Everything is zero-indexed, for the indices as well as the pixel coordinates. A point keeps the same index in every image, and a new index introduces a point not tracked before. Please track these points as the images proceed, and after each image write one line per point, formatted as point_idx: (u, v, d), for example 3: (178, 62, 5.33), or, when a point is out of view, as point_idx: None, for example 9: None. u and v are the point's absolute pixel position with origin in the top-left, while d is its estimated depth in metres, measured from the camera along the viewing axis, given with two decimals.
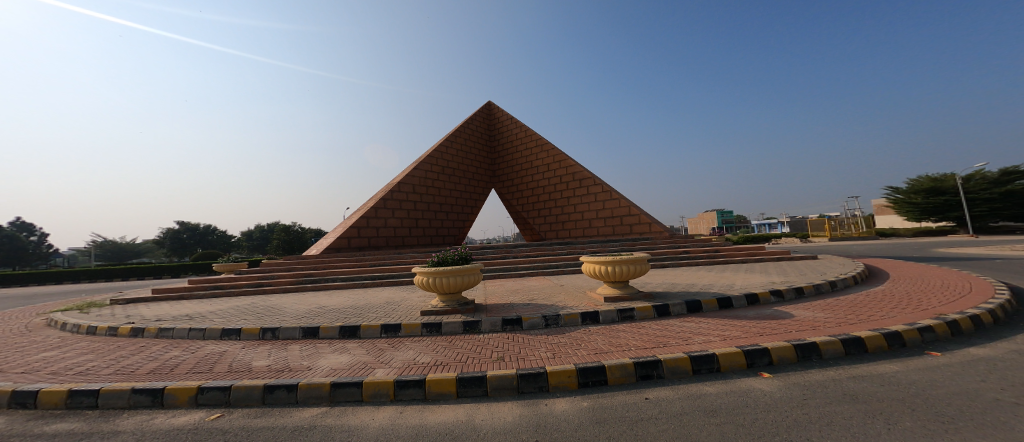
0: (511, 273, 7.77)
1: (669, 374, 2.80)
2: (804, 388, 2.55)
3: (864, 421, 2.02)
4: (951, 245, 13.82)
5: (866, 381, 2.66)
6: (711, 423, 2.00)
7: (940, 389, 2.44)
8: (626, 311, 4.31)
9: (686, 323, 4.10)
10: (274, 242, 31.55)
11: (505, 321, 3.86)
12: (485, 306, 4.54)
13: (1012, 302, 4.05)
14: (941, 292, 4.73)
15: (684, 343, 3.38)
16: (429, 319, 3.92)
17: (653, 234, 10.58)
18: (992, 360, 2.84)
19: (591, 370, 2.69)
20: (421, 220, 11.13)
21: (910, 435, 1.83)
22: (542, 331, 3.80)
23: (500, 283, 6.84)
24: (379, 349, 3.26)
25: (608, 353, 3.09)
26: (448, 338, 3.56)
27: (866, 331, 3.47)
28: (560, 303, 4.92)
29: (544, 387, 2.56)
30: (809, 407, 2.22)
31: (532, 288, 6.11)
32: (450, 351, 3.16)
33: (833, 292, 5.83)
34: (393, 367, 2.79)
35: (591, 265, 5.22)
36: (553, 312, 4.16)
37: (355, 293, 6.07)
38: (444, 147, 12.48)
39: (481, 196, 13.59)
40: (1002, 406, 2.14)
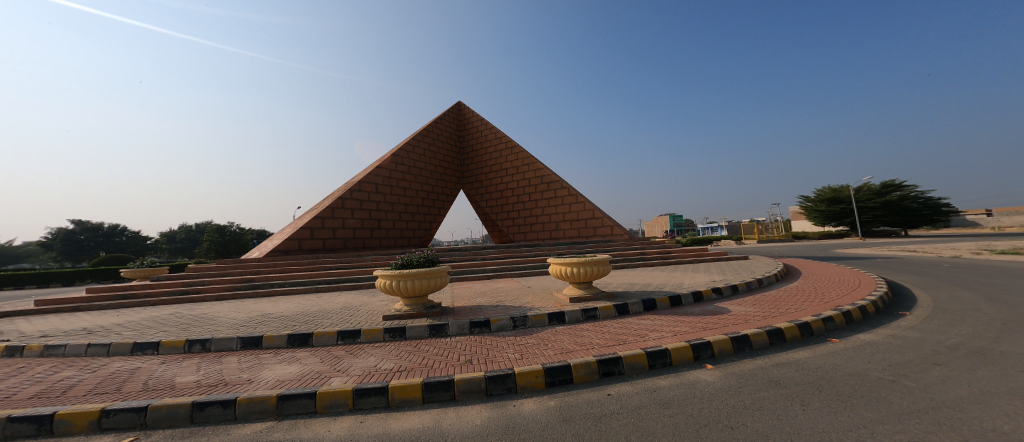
0: (476, 275, 7.73)
1: (629, 370, 2.96)
2: (741, 377, 2.85)
3: (786, 403, 2.30)
4: (853, 247, 16.21)
5: (790, 367, 3.04)
6: (665, 415, 2.16)
7: (846, 371, 2.85)
8: (590, 311, 4.48)
9: (642, 321, 4.36)
10: (205, 244, 28.25)
11: (473, 323, 3.81)
12: (450, 308, 4.47)
13: (889, 293, 4.91)
14: (840, 286, 5.58)
15: (641, 339, 3.61)
16: (391, 323, 3.77)
17: (612, 236, 11.13)
18: (879, 343, 3.38)
19: (558, 369, 2.76)
20: (383, 221, 10.64)
21: (822, 412, 2.13)
22: (510, 332, 3.83)
23: (467, 286, 6.79)
24: (336, 357, 3.07)
25: (573, 352, 3.20)
26: (411, 343, 3.45)
27: (786, 322, 3.99)
28: (526, 304, 5.00)
29: (512, 388, 2.59)
30: (745, 394, 2.49)
31: (499, 290, 6.14)
32: (415, 356, 3.07)
33: (761, 288, 6.59)
34: (352, 375, 2.65)
35: (556, 267, 5.37)
36: (521, 314, 4.21)
37: (305, 299, 5.66)
38: (410, 146, 12.08)
39: (448, 197, 13.30)
40: (890, 382, 2.57)
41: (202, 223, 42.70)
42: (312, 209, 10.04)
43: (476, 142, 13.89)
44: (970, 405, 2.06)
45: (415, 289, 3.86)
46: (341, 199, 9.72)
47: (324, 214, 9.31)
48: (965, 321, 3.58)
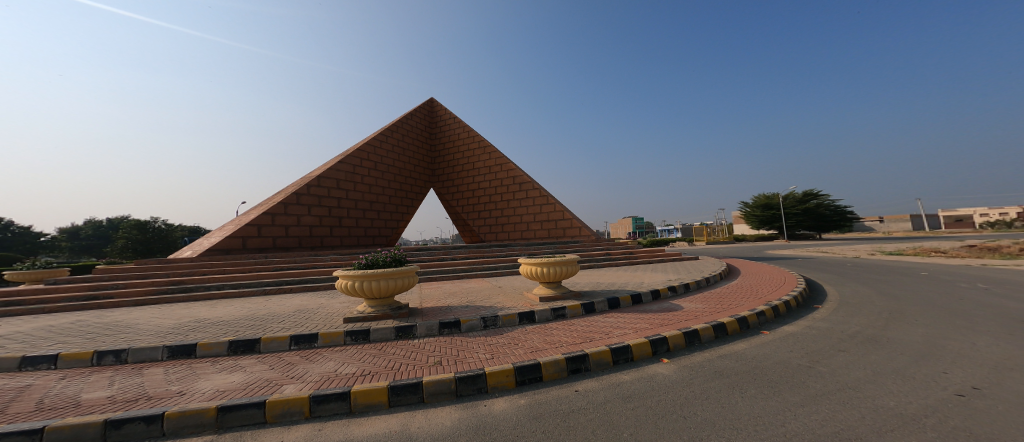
0: (443, 275, 7.59)
1: (595, 367, 3.08)
2: (693, 369, 3.07)
3: (730, 392, 2.52)
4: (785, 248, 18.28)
5: (732, 358, 3.33)
6: (628, 408, 2.28)
7: (775, 360, 3.19)
8: (559, 310, 4.60)
9: (607, 319, 4.55)
10: (119, 241, 24.57)
11: (442, 324, 3.73)
12: (418, 309, 4.34)
13: (808, 288, 5.64)
14: (769, 282, 6.30)
15: (606, 336, 3.76)
16: (354, 326, 3.58)
17: (578, 237, 11.47)
18: (799, 333, 3.83)
19: (528, 368, 2.80)
20: (343, 219, 10.09)
21: (757, 399, 2.36)
22: (480, 332, 3.80)
23: (436, 286, 6.65)
24: (290, 363, 2.86)
25: (543, 350, 3.26)
26: (376, 345, 3.30)
27: (730, 316, 4.39)
28: (497, 304, 5.00)
29: (482, 388, 2.58)
30: (696, 385, 2.70)
31: (469, 291, 6.08)
32: (379, 358, 2.94)
33: (708, 286, 7.18)
34: (308, 382, 2.48)
35: (527, 267, 5.43)
36: (491, 314, 4.20)
37: (252, 301, 5.22)
38: (378, 141, 11.58)
39: (417, 196, 12.90)
40: (809, 367, 2.92)
41: (117, 218, 37.07)
42: (261, 204, 9.27)
43: (449, 141, 13.65)
44: (866, 384, 2.41)
45: (380, 290, 3.67)
46: (296, 194, 9.08)
47: (276, 211, 8.63)
48: (865, 311, 4.17)
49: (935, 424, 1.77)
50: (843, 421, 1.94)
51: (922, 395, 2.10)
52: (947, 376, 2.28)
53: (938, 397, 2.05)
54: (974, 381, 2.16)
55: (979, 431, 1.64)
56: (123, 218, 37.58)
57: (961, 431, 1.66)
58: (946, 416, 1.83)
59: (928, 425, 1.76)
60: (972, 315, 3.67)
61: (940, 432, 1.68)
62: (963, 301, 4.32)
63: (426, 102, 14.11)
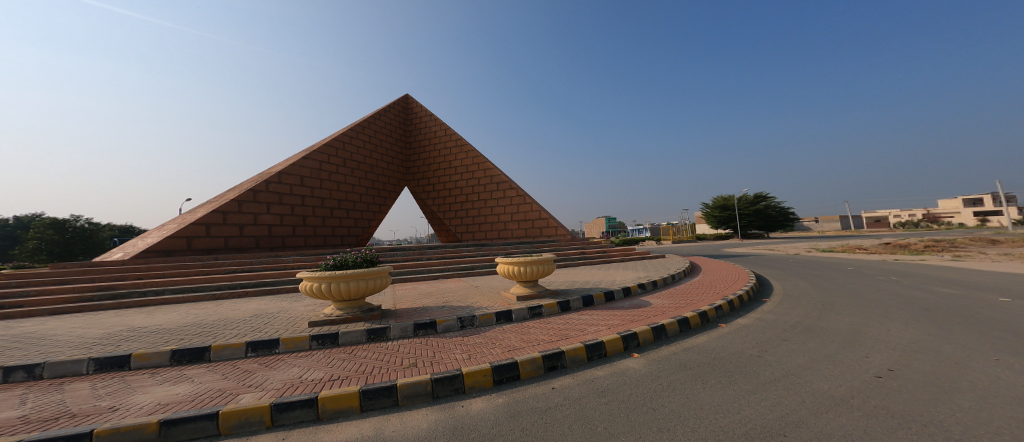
0: (418, 276, 7.41)
1: (570, 364, 3.14)
2: (660, 363, 3.21)
3: (691, 383, 2.66)
4: (742, 246, 19.68)
5: (693, 351, 3.52)
6: (601, 403, 2.34)
7: (730, 351, 3.41)
8: (536, 308, 4.64)
9: (582, 316, 4.65)
10: (30, 243, 21.28)
11: (417, 325, 3.64)
12: (391, 311, 4.20)
13: (758, 283, 6.12)
14: (726, 278, 6.76)
15: (581, 333, 3.85)
16: (321, 330, 3.40)
17: (553, 237, 11.61)
18: (751, 324, 4.12)
19: (505, 367, 2.80)
20: (307, 218, 9.59)
21: (714, 388, 2.51)
22: (457, 333, 3.75)
23: (411, 287, 6.49)
24: (247, 371, 2.67)
25: (519, 349, 3.28)
26: (345, 349, 3.15)
27: (693, 310, 4.65)
28: (473, 304, 4.96)
29: (459, 389, 2.54)
30: (662, 378, 2.82)
31: (445, 291, 5.99)
32: (348, 360, 2.82)
33: (673, 282, 7.56)
34: (268, 389, 2.32)
35: (504, 266, 5.44)
36: (468, 314, 4.17)
37: (202, 307, 4.82)
38: (347, 137, 11.11)
39: (390, 195, 12.49)
40: (758, 356, 3.14)
41: (32, 217, 32.70)
42: (211, 201, 8.60)
43: (424, 139, 13.37)
44: (806, 370, 2.64)
45: (352, 292, 3.46)
46: (253, 191, 8.50)
47: (228, 209, 8.03)
48: (807, 302, 4.58)
49: (860, 404, 1.97)
50: (787, 405, 2.10)
51: (850, 378, 2.33)
52: (868, 359, 2.55)
53: (863, 379, 2.27)
54: (889, 363, 2.43)
55: (895, 408, 1.83)
56: (37, 217, 32.74)
57: (880, 409, 1.85)
58: (869, 396, 2.04)
59: (854, 405, 1.95)
60: (893, 304, 4.15)
61: (864, 411, 1.86)
62: (886, 292, 4.87)
63: (401, 97, 13.75)
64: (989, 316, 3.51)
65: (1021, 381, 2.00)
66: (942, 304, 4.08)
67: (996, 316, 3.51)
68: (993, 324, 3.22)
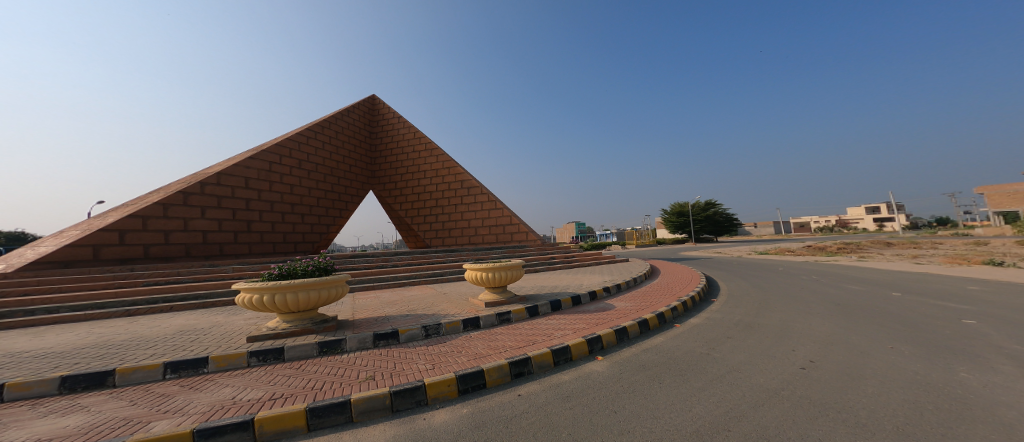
0: (382, 284, 7.12)
1: (537, 369, 3.16)
2: (622, 364, 3.32)
3: (648, 384, 2.77)
4: (696, 249, 21.24)
5: (651, 351, 3.68)
6: (566, 408, 2.37)
7: (683, 350, 3.61)
8: (504, 314, 4.63)
9: (550, 321, 4.71)
10: None
11: (377, 336, 3.48)
12: (348, 321, 3.99)
13: (708, 284, 6.58)
14: (681, 280, 7.20)
15: (548, 338, 3.89)
16: (263, 345, 3.13)
17: (522, 242, 11.67)
18: (701, 323, 4.41)
19: (471, 376, 2.76)
20: (253, 223, 8.90)
21: (668, 388, 2.63)
22: (422, 342, 3.64)
23: (375, 295, 6.22)
24: (163, 395, 2.39)
25: (486, 357, 3.24)
26: (292, 364, 2.93)
27: (652, 312, 4.88)
28: (441, 312, 4.85)
29: (421, 401, 2.46)
30: (623, 379, 2.92)
31: (412, 299, 5.81)
32: (293, 377, 2.62)
33: (636, 285, 7.89)
34: (190, 414, 2.09)
35: (473, 272, 5.39)
36: (434, 322, 4.06)
37: (112, 325, 4.26)
38: (304, 137, 10.50)
39: (352, 199, 11.92)
40: (706, 354, 3.33)
41: None
42: (129, 205, 7.71)
43: (391, 141, 12.99)
44: (747, 365, 2.84)
45: (302, 303, 3.24)
46: (184, 193, 7.71)
47: (150, 213, 7.20)
48: (749, 301, 4.98)
49: (788, 395, 2.15)
50: (731, 401, 2.25)
51: (780, 371, 2.55)
52: (795, 352, 2.80)
53: (791, 371, 2.49)
54: (811, 355, 2.69)
55: (816, 396, 2.03)
56: None
57: (805, 399, 2.04)
58: (796, 387, 2.24)
59: (784, 397, 2.13)
60: (819, 300, 4.64)
61: (792, 401, 2.05)
62: (815, 289, 5.44)
63: (367, 98, 13.29)
64: (892, 309, 4.04)
65: (912, 365, 2.31)
66: (857, 299, 4.64)
67: (899, 308, 4.05)
68: (893, 316, 3.71)
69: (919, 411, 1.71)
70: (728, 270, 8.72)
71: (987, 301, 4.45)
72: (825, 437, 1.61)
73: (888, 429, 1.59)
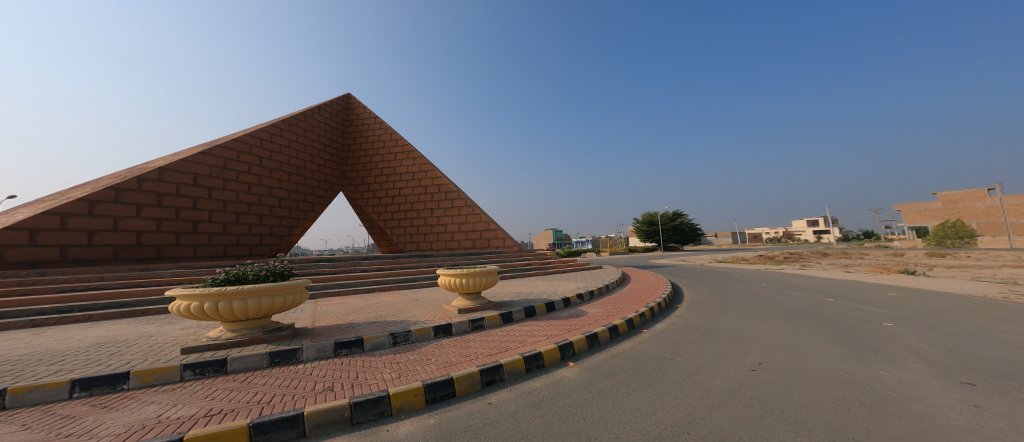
0: (351, 289, 6.83)
1: (508, 376, 3.12)
2: (592, 370, 3.36)
3: (614, 389, 2.82)
4: (665, 257, 22.12)
5: (619, 357, 3.75)
6: (536, 415, 2.35)
7: (649, 355, 3.71)
8: (477, 321, 4.56)
9: (523, 328, 4.69)
10: None
11: (339, 345, 3.32)
12: (307, 330, 3.77)
13: (675, 291, 6.85)
14: (650, 287, 7.45)
15: (521, 345, 3.87)
16: (202, 357, 2.87)
17: (499, 248, 11.63)
18: (666, 328, 4.56)
19: (439, 385, 2.68)
20: (200, 223, 8.27)
21: (633, 393, 2.69)
22: (388, 350, 3.51)
23: (341, 301, 5.94)
24: (69, 416, 2.11)
25: (456, 364, 3.17)
26: (236, 377, 2.72)
27: (622, 318, 4.99)
28: (411, 318, 4.71)
29: (385, 412, 2.35)
30: (591, 385, 2.95)
31: (382, 305, 5.60)
32: (236, 391, 2.43)
33: (609, 292, 8.07)
34: (106, 436, 1.88)
35: (447, 278, 5.28)
36: (403, 329, 3.92)
37: (14, 337, 3.78)
38: (267, 134, 9.99)
39: (318, 200, 11.39)
40: (669, 359, 3.44)
41: None
42: (48, 200, 6.98)
43: (365, 142, 12.62)
44: (705, 368, 2.97)
45: (252, 311, 3.03)
46: (116, 189, 7.05)
47: (73, 210, 6.51)
48: (712, 306, 5.22)
49: (741, 396, 2.26)
50: (690, 404, 2.33)
51: (733, 373, 2.68)
52: (746, 355, 2.97)
53: (743, 374, 2.62)
54: (760, 357, 2.86)
55: (764, 397, 2.15)
56: None
57: (754, 399, 2.15)
58: (747, 388, 2.36)
59: (737, 398, 2.24)
60: (774, 306, 4.94)
61: (743, 402, 2.15)
62: (771, 296, 5.80)
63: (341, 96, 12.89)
64: (837, 313, 4.37)
65: (841, 365, 2.51)
66: (806, 305, 4.99)
67: (843, 313, 4.39)
68: (837, 320, 4.02)
69: (848, 407, 1.85)
70: (695, 277, 9.12)
71: (918, 307, 4.92)
72: (769, 436, 1.69)
73: (823, 426, 1.70)
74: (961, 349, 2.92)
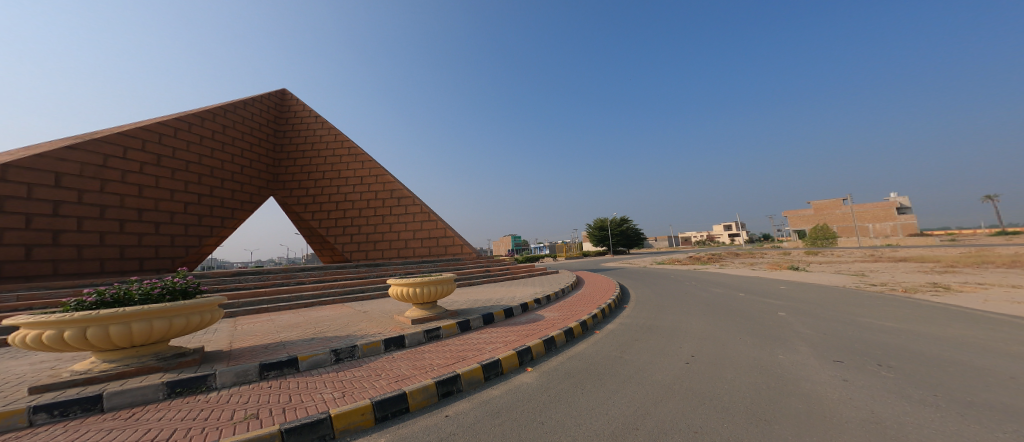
0: (286, 305, 6.22)
1: (466, 386, 3.03)
2: (550, 374, 3.39)
3: (569, 392, 2.86)
4: (617, 261, 23.27)
5: (574, 359, 3.84)
6: (495, 425, 2.30)
7: (599, 355, 3.85)
8: (433, 331, 4.39)
9: (482, 336, 4.61)
10: None
11: (264, 366, 2.98)
12: (217, 353, 3.34)
13: (623, 292, 7.23)
14: (601, 289, 7.79)
15: (479, 353, 3.80)
16: (65, 395, 2.35)
17: (456, 256, 11.38)
18: (617, 328, 4.77)
19: (390, 401, 2.51)
20: (65, 234, 6.71)
21: (585, 394, 2.75)
22: (330, 368, 3.24)
23: (271, 319, 5.37)
24: None
25: (410, 378, 3.00)
26: (120, 414, 2.29)
27: (577, 320, 5.13)
28: (359, 332, 4.40)
29: (325, 436, 2.15)
30: (548, 389, 2.97)
31: (324, 320, 5.18)
32: (116, 430, 2.07)
33: (564, 296, 8.27)
34: None
35: (398, 288, 5.03)
36: (348, 344, 3.65)
37: None
38: (168, 128, 8.62)
39: (237, 205, 10.05)
40: (618, 358, 3.58)
41: None
42: None
43: (303, 144, 11.71)
44: (648, 364, 3.14)
45: (139, 336, 2.60)
46: None
47: None
48: (655, 305, 5.58)
49: (679, 388, 2.42)
50: (636, 401, 2.43)
51: (672, 367, 2.87)
52: (682, 349, 3.20)
53: (679, 366, 2.81)
54: (693, 349, 3.11)
55: (698, 387, 2.32)
56: None
57: (690, 390, 2.31)
58: (683, 380, 2.54)
59: (676, 390, 2.39)
60: (708, 302, 5.41)
61: (681, 394, 2.30)
62: (708, 293, 6.36)
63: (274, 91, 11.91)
64: (758, 306, 4.91)
65: (754, 352, 2.81)
66: (735, 299, 5.55)
67: (765, 306, 4.94)
68: (757, 312, 4.51)
69: (766, 389, 2.07)
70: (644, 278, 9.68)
71: (826, 298, 5.69)
72: (702, 424, 1.81)
73: (743, 409, 1.88)
74: (845, 332, 3.44)
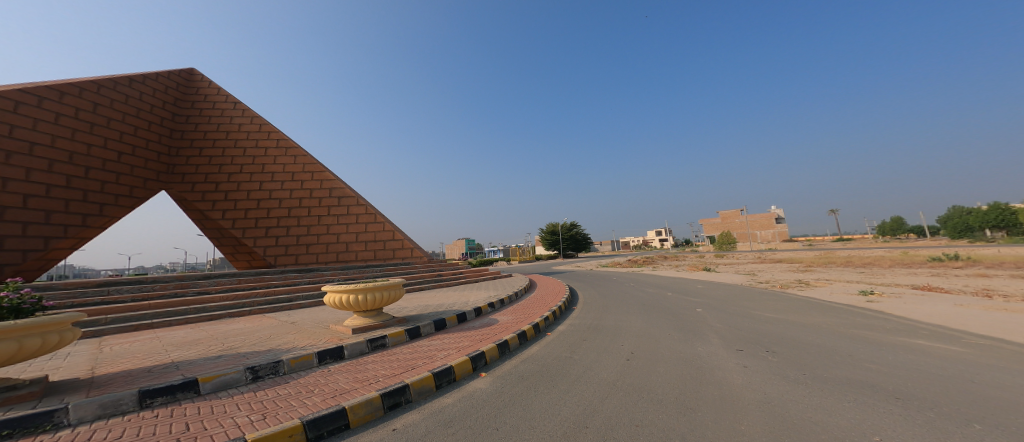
0: (178, 320, 5.40)
1: (416, 396, 2.93)
2: (505, 378, 3.41)
3: (521, 395, 2.89)
4: (566, 264, 24.14)
5: (526, 362, 3.90)
6: (448, 434, 2.25)
7: (549, 357, 3.96)
8: (377, 340, 4.18)
9: (432, 342, 4.49)
10: None
11: (145, 393, 2.52)
12: (74, 384, 2.74)
13: (572, 294, 7.50)
14: (552, 292, 8.02)
15: (430, 361, 3.69)
16: None
17: (404, 260, 10.97)
18: (568, 329, 4.95)
19: (328, 418, 2.34)
20: None
21: (535, 397, 2.80)
22: (244, 388, 2.91)
23: (164, 336, 4.66)
24: None
25: (350, 392, 2.83)
26: None
27: (529, 323, 5.23)
28: (290, 345, 4.02)
29: None
30: (501, 394, 2.98)
31: (243, 334, 4.65)
32: None
33: (518, 299, 8.35)
34: None
35: (337, 295, 4.69)
36: (272, 360, 3.31)
37: None
38: (5, 102, 6.92)
39: (108, 200, 8.40)
40: (567, 359, 3.71)
41: None
42: None
43: (212, 133, 10.41)
44: (593, 364, 3.30)
45: None
46: None
47: None
48: (600, 306, 5.89)
49: (622, 385, 2.58)
50: (584, 399, 2.54)
51: (615, 364, 3.06)
52: (622, 347, 3.43)
53: (621, 364, 3.01)
54: (632, 346, 3.35)
55: (638, 382, 2.51)
56: None
57: (632, 386, 2.48)
58: (624, 377, 2.72)
59: (620, 387, 2.55)
60: (647, 301, 5.85)
61: (624, 390, 2.46)
62: (647, 293, 6.88)
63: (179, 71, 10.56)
64: (689, 304, 5.44)
65: (684, 345, 3.12)
66: (669, 298, 6.08)
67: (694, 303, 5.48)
68: (686, 309, 4.99)
69: (696, 378, 2.30)
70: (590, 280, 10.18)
71: (742, 294, 6.49)
72: (643, 417, 1.96)
73: (675, 400, 2.07)
74: (756, 323, 3.97)
